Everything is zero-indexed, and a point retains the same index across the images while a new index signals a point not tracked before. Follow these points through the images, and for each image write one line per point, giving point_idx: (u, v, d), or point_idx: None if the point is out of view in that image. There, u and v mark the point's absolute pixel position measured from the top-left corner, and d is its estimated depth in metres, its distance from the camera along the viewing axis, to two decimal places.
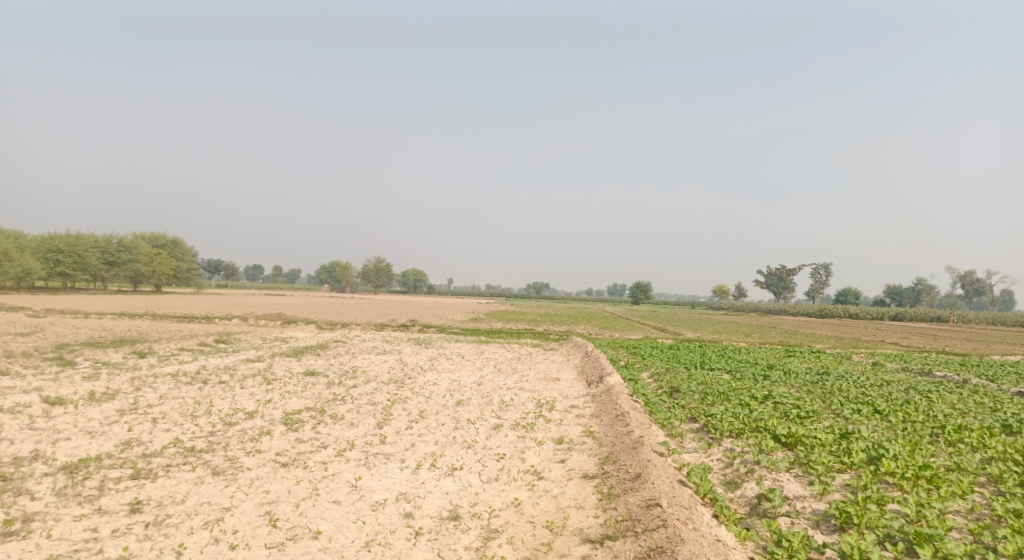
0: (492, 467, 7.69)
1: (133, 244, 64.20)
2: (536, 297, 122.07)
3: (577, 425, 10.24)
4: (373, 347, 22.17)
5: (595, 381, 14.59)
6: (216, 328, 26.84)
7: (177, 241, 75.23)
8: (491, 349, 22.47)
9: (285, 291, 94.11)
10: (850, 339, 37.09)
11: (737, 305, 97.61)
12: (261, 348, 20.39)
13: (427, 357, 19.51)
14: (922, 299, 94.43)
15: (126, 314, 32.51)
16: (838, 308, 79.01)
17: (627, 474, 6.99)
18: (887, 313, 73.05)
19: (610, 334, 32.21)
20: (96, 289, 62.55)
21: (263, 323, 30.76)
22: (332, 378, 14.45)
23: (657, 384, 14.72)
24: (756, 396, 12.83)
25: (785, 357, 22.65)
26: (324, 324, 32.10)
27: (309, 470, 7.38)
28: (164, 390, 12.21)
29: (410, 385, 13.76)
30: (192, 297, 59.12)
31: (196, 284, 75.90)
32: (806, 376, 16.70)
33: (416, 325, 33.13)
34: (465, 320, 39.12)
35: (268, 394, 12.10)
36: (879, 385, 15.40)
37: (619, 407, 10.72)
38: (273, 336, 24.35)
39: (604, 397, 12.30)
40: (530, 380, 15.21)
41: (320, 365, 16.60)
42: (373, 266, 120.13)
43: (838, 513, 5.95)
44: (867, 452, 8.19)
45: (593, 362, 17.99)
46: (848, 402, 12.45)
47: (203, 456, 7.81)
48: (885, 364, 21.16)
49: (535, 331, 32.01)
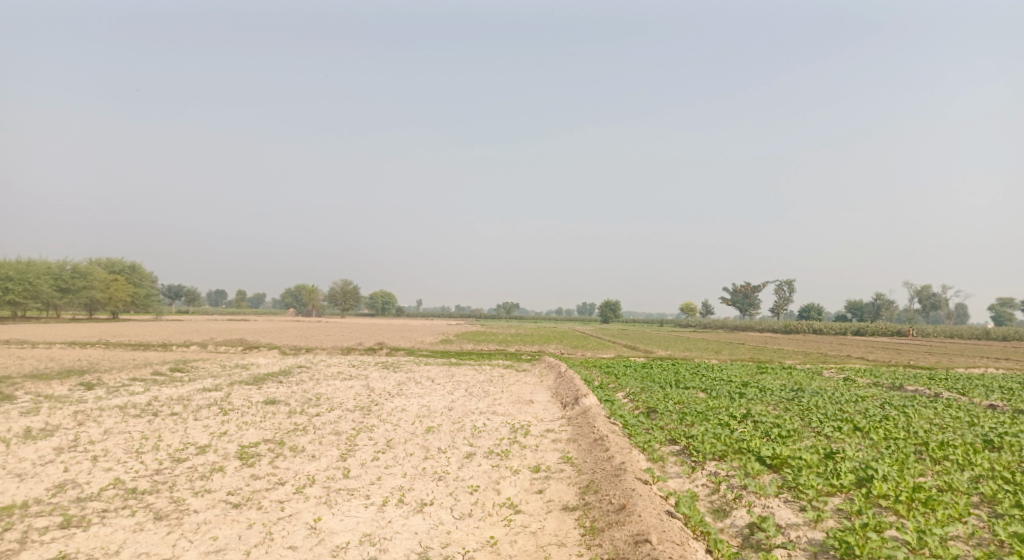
0: (465, 501, 7.13)
1: (88, 270, 61.33)
2: (509, 318, 121.60)
3: (555, 451, 9.76)
4: (339, 372, 21.26)
5: (571, 403, 14.14)
6: (173, 356, 25.45)
7: (135, 266, 72.32)
8: (462, 372, 21.84)
9: (249, 316, 91.23)
10: (818, 355, 37.72)
11: (706, 323, 99.06)
12: (220, 376, 19.29)
13: (396, 381, 18.75)
14: (880, 314, 97.69)
15: (75, 342, 30.65)
16: (803, 324, 80.89)
17: (611, 505, 6.54)
18: (849, 329, 75.10)
19: (584, 354, 31.93)
20: (47, 317, 59.33)
21: (224, 349, 29.40)
22: (295, 406, 13.62)
23: (634, 404, 14.38)
24: (734, 415, 12.59)
25: (757, 374, 22.66)
26: (289, 349, 30.87)
27: (264, 512, 6.67)
28: (109, 424, 11.22)
29: (378, 412, 13.05)
30: (151, 323, 56.58)
31: (156, 310, 72.87)
32: (781, 393, 16.62)
33: (385, 348, 32.17)
34: (436, 342, 38.26)
35: (223, 426, 11.23)
36: (853, 401, 15.42)
37: (597, 431, 10.30)
38: (234, 363, 23.18)
39: (581, 419, 11.87)
40: (504, 403, 14.68)
41: (282, 393, 15.71)
42: (342, 289, 117.99)
43: (840, 544, 5.61)
44: (855, 473, 7.96)
45: (567, 383, 17.56)
46: (826, 419, 12.30)
47: (145, 498, 7.01)
48: (855, 379, 21.36)
49: (507, 352, 31.48)
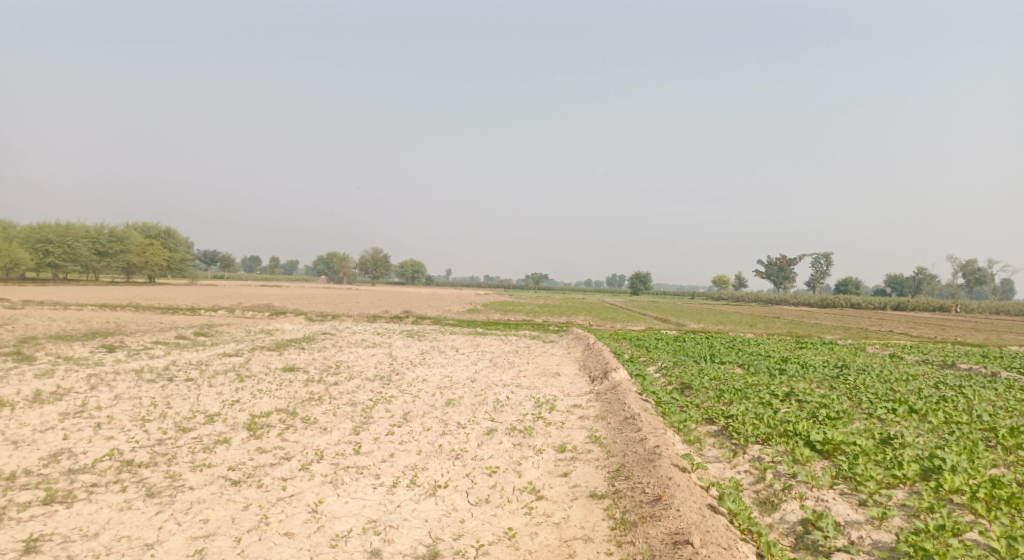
0: (483, 485, 6.48)
1: (124, 235, 62.71)
2: (536, 287, 120.80)
3: (581, 429, 9.06)
4: (362, 340, 20.93)
5: (599, 377, 13.38)
6: (200, 320, 25.56)
7: (170, 232, 73.72)
8: (486, 342, 21.29)
9: (280, 283, 92.60)
10: (858, 330, 35.94)
11: (738, 295, 96.51)
12: (242, 342, 19.12)
13: (418, 350, 18.29)
14: (923, 288, 93.54)
15: (107, 305, 31.11)
16: (840, 298, 77.84)
17: (645, 496, 5.79)
18: (889, 303, 71.90)
19: (612, 325, 31.00)
20: (88, 280, 61.08)
21: (250, 315, 29.49)
22: (313, 374, 13.23)
23: (665, 380, 13.54)
24: (776, 394, 11.64)
25: (796, 349, 21.45)
26: (315, 315, 30.86)
27: (264, 491, 6.17)
28: (122, 388, 10.98)
29: (397, 383, 12.54)
30: (185, 288, 57.70)
31: (191, 275, 74.49)
32: (825, 370, 15.51)
33: (410, 317, 31.94)
34: (462, 311, 37.86)
35: (236, 394, 10.87)
36: (905, 380, 14.24)
37: (627, 409, 9.53)
38: (258, 329, 23.10)
39: (609, 395, 11.11)
40: (528, 376, 14.02)
41: (301, 360, 15.39)
42: (371, 257, 118.90)
43: (916, 552, 4.69)
44: (919, 462, 6.98)
45: (595, 356, 16.77)
46: (879, 400, 11.23)
47: (139, 472, 6.58)
48: (903, 356, 20.00)
49: (533, 322, 30.83)
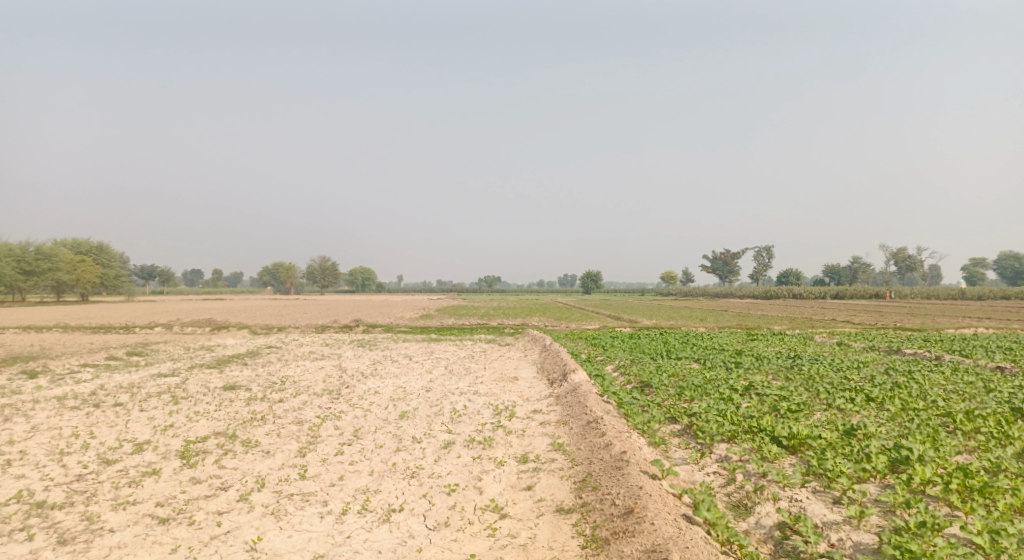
0: (441, 506, 6.04)
1: (53, 251, 58.20)
2: (493, 291, 120.19)
3: (542, 436, 8.73)
4: (311, 352, 19.88)
5: (559, 379, 13.10)
6: (133, 338, 23.70)
7: (102, 245, 68.98)
8: (442, 348, 20.68)
9: (226, 296, 88.28)
10: (804, 320, 37.34)
11: (687, 290, 99.22)
12: (179, 360, 17.73)
13: (371, 361, 17.51)
14: (857, 277, 99.00)
15: (28, 326, 28.46)
16: (784, 290, 81.20)
17: (615, 508, 5.51)
18: (829, 293, 75.58)
19: (568, 326, 30.91)
20: (8, 300, 56.12)
21: (191, 330, 27.64)
22: (256, 392, 12.31)
23: (625, 378, 13.44)
24: (736, 388, 11.68)
25: (748, 341, 21.91)
26: (261, 328, 29.28)
27: (196, 528, 5.39)
28: (39, 416, 9.68)
29: (348, 397, 11.83)
30: (120, 304, 53.94)
31: (126, 291, 69.83)
32: (778, 362, 15.80)
33: (362, 325, 30.82)
34: (416, 318, 36.93)
35: (170, 418, 9.87)
36: (855, 368, 14.67)
37: (588, 412, 9.27)
38: (198, 345, 21.59)
39: (570, 398, 10.84)
40: (486, 382, 13.60)
41: (244, 377, 14.35)
42: (321, 265, 115.36)
43: (902, 556, 4.70)
44: (885, 453, 7.06)
45: (554, 358, 16.51)
46: (834, 390, 11.43)
47: (52, 515, 5.64)
48: (848, 344, 20.75)
49: (490, 326, 30.38)
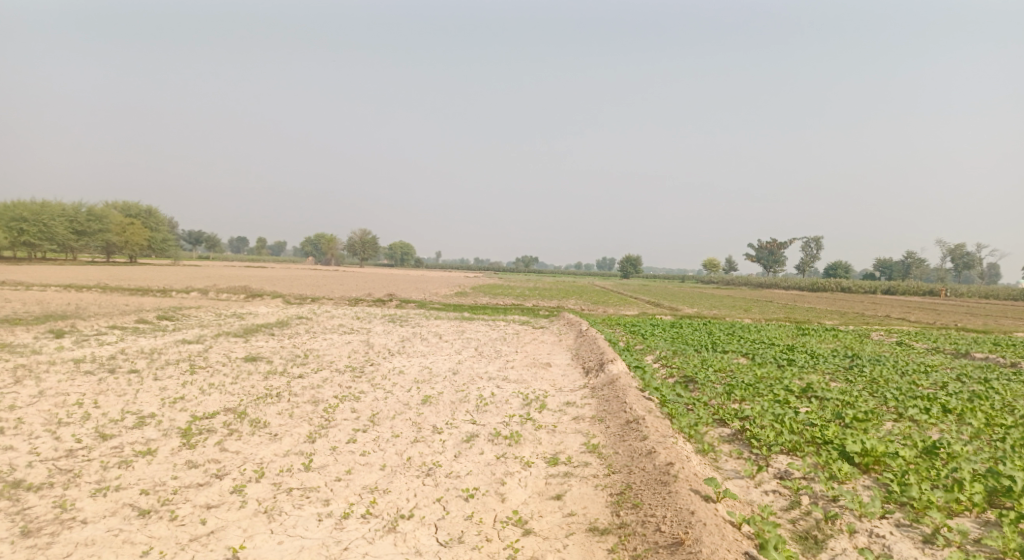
0: (457, 516, 5.25)
1: (103, 213, 60.30)
2: (527, 271, 119.23)
3: (575, 435, 7.83)
4: (339, 325, 19.47)
5: (595, 369, 12.11)
6: (169, 302, 23.89)
7: (151, 210, 71.22)
8: (472, 328, 19.97)
9: (267, 264, 90.34)
10: (855, 315, 35.04)
11: (728, 278, 96.00)
12: (208, 327, 17.53)
13: (398, 337, 16.90)
14: (913, 271, 93.48)
15: (72, 286, 29.16)
16: (831, 282, 77.25)
17: (661, 539, 4.57)
18: (880, 287, 71.51)
19: (604, 310, 29.75)
20: (63, 260, 58.48)
21: (225, 297, 27.77)
22: (276, 366, 11.83)
23: (666, 372, 12.39)
24: (791, 390, 10.45)
25: (799, 336, 20.34)
26: (294, 298, 29.26)
27: (176, 528, 4.79)
28: (51, 381, 9.33)
29: (370, 376, 11.18)
30: (165, 268, 55.53)
31: (172, 256, 71.95)
32: (837, 361, 14.34)
33: (394, 300, 30.45)
34: (449, 294, 36.41)
35: (182, 390, 9.42)
36: (924, 372, 13.19)
37: (628, 411, 8.31)
38: (230, 313, 21.51)
39: (607, 392, 9.89)
40: (516, 367, 12.76)
41: (268, 348, 13.94)
42: (360, 238, 116.75)
43: None
44: (981, 479, 5.77)
45: (589, 344, 15.52)
46: (904, 398, 10.05)
47: (26, 500, 5.15)
48: (911, 345, 18.97)
49: (522, 307, 29.58)
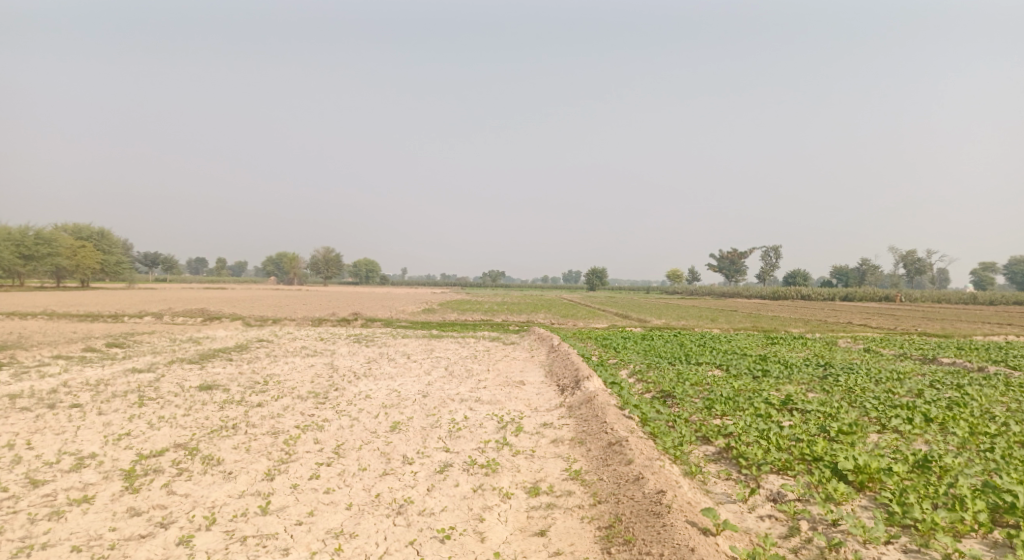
0: None
1: (52, 235, 57.18)
2: (496, 286, 118.87)
3: (557, 459, 7.44)
4: (303, 348, 18.60)
5: (570, 387, 11.74)
6: (120, 328, 22.47)
7: (103, 231, 68.02)
8: (442, 346, 19.37)
9: (229, 285, 87.32)
10: (819, 322, 35.82)
11: (694, 288, 97.72)
12: (161, 354, 16.42)
13: (365, 359, 16.19)
14: (866, 278, 97.18)
15: (14, 313, 27.21)
16: (792, 290, 79.38)
17: None
18: (838, 294, 73.88)
19: (575, 324, 29.54)
20: (8, 285, 55.13)
21: (182, 321, 26.38)
22: (233, 394, 11.02)
23: (643, 387, 12.16)
24: (771, 402, 10.32)
25: (769, 346, 20.49)
26: (256, 320, 28.06)
27: None
28: None
29: (335, 402, 10.51)
30: (119, 292, 52.83)
31: (126, 279, 68.63)
32: (810, 371, 14.37)
33: (361, 319, 29.57)
34: (418, 312, 35.68)
35: (128, 424, 8.59)
36: (895, 379, 13.33)
37: (609, 431, 7.98)
38: (186, 338, 20.33)
39: (585, 411, 9.55)
40: (490, 387, 12.31)
41: (225, 375, 13.08)
42: (325, 257, 114.33)
43: None
44: (981, 496, 5.69)
45: (563, 360, 15.21)
46: (884, 407, 10.03)
47: None
48: (878, 351, 19.30)
49: (493, 323, 29.12)
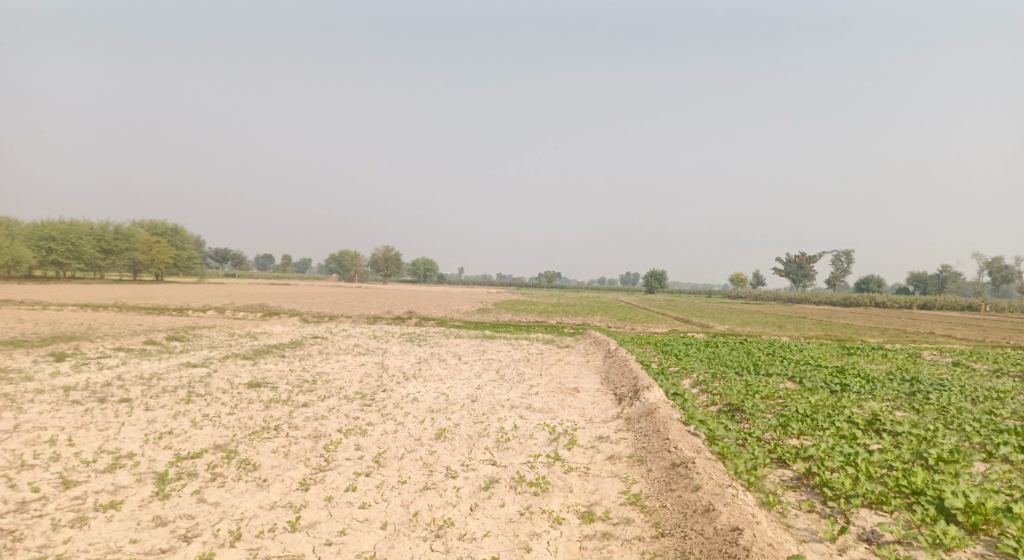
0: None
1: (131, 232, 61.08)
2: (549, 286, 117.97)
3: (613, 480, 6.65)
4: (355, 346, 18.58)
5: (628, 397, 10.86)
6: (184, 322, 23.32)
7: (177, 229, 72.20)
8: (493, 348, 18.86)
9: (292, 282, 90.88)
10: (898, 332, 32.93)
11: (756, 293, 93.27)
12: (217, 349, 16.77)
13: (415, 359, 15.91)
14: (950, 284, 89.56)
15: (92, 305, 28.95)
16: (864, 297, 74.09)
17: None
18: (915, 301, 68.33)
19: (632, 328, 28.39)
20: (93, 278, 59.44)
21: (243, 316, 27.22)
22: (280, 393, 10.89)
23: (707, 399, 11.09)
24: (855, 421, 9.05)
25: (846, 356, 18.72)
26: (312, 317, 28.61)
27: None
28: (32, 413, 8.54)
29: (381, 405, 10.15)
30: (189, 286, 55.84)
31: (198, 274, 72.67)
32: (897, 386, 12.80)
33: (413, 318, 29.63)
34: (470, 312, 35.47)
35: (172, 422, 8.53)
36: (1001, 399, 11.61)
37: (672, 451, 7.11)
38: (243, 333, 20.80)
39: (644, 426, 8.67)
40: (541, 393, 11.61)
41: (275, 372, 13.08)
42: (382, 256, 117.15)
43: None
44: None
45: (619, 367, 14.32)
46: (993, 431, 8.58)
47: None
48: (973, 366, 17.21)
49: (546, 324, 28.43)
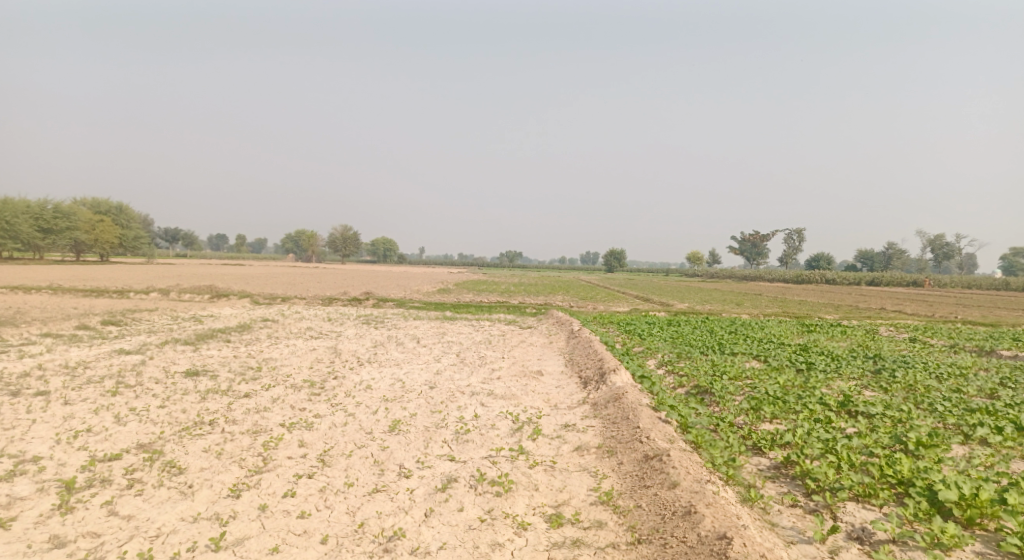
0: None
1: (71, 210, 56.90)
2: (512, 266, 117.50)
3: (582, 476, 6.14)
4: (308, 329, 17.54)
5: (594, 380, 10.43)
6: (123, 305, 21.64)
7: (121, 206, 67.77)
8: (454, 330, 18.17)
9: (247, 262, 87.09)
10: (850, 308, 33.86)
11: (715, 271, 95.36)
12: (157, 334, 15.46)
13: (372, 343, 15.07)
14: (894, 262, 93.69)
15: (21, 287, 26.58)
16: (816, 275, 76.55)
17: None
18: (864, 279, 71.03)
19: (596, 307, 28.11)
20: (28, 259, 55.28)
21: (189, 298, 25.57)
22: (220, 382, 9.96)
23: (675, 382, 10.76)
24: (826, 403, 8.85)
25: (806, 334, 18.86)
26: (265, 299, 27.17)
27: None
28: None
29: (331, 395, 9.37)
30: (137, 268, 52.65)
31: (146, 254, 68.77)
32: (860, 364, 12.81)
33: (372, 299, 28.54)
34: (431, 292, 34.49)
35: (91, 418, 7.56)
36: (960, 376, 11.71)
37: (644, 442, 6.64)
38: (187, 316, 19.36)
39: (613, 413, 8.21)
40: (504, 378, 11.03)
41: (217, 359, 12.03)
42: (342, 235, 113.82)
43: None
44: None
45: (585, 348, 13.89)
46: (961, 411, 8.51)
47: None
48: (926, 342, 17.56)
49: (509, 305, 27.85)
